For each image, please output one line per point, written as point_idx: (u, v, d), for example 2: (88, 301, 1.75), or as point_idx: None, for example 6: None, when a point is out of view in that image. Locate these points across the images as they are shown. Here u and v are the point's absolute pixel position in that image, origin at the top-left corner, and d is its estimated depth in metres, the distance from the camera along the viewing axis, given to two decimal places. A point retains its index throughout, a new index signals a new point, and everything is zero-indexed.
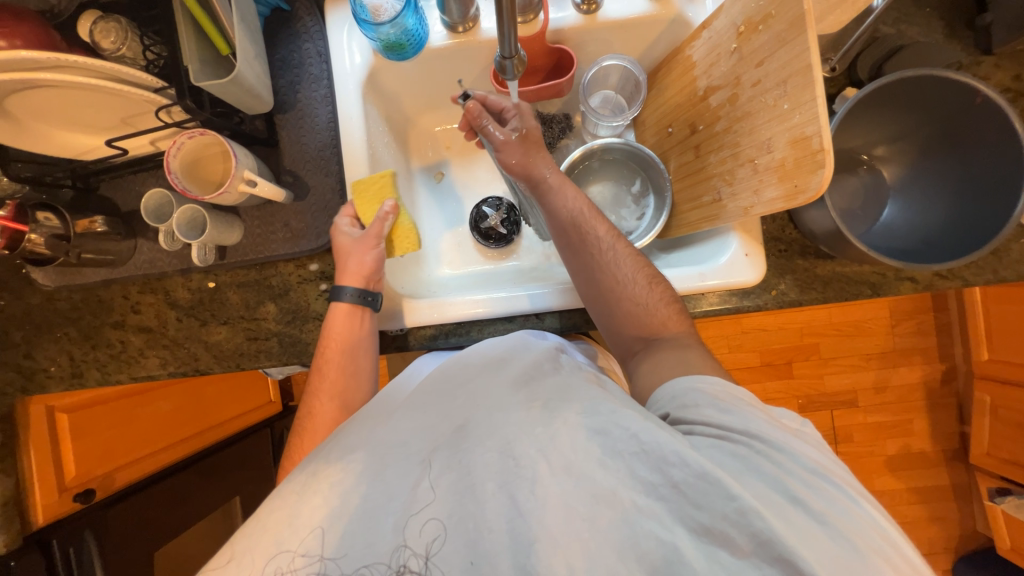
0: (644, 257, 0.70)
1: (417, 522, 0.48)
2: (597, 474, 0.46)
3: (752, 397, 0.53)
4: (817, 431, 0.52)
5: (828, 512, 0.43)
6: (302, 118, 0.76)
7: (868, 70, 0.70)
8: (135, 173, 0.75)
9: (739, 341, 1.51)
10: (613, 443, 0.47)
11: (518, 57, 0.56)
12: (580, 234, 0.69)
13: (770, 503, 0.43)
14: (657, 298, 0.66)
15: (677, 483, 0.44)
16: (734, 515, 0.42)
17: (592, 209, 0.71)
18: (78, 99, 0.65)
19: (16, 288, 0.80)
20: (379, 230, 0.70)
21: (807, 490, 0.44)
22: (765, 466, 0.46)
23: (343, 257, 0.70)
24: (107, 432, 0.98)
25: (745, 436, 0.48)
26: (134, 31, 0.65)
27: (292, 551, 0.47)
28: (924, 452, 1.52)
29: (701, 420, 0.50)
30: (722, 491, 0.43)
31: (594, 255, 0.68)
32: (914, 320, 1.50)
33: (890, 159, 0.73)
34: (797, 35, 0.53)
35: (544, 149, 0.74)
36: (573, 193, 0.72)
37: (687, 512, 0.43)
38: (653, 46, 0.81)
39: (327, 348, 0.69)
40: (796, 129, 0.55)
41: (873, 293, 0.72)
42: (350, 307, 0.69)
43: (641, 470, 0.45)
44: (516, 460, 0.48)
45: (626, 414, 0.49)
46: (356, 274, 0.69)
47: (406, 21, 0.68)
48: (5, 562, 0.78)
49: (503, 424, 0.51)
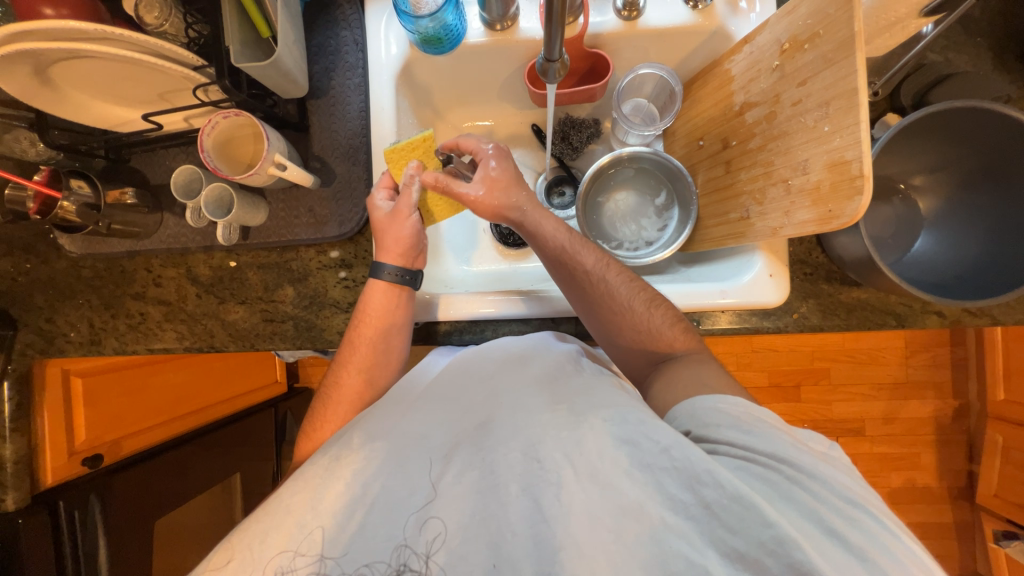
0: (641, 279, 0.69)
1: (429, 517, 0.49)
2: (624, 485, 0.46)
3: (776, 419, 0.52)
4: (844, 455, 0.51)
5: (862, 544, 0.43)
6: (334, 105, 0.76)
7: (911, 97, 0.69)
8: (167, 149, 0.76)
9: (749, 359, 1.50)
10: (642, 454, 0.47)
11: (562, 61, 0.56)
12: (568, 269, 0.68)
13: (807, 534, 0.43)
14: (661, 320, 0.65)
15: (710, 504, 0.44)
16: (771, 543, 0.42)
17: (577, 239, 0.70)
18: (118, 73, 0.66)
19: (43, 252, 0.82)
20: (410, 201, 0.68)
21: (843, 522, 0.44)
22: (797, 493, 0.45)
23: (380, 233, 0.69)
24: (118, 400, 0.99)
25: (773, 459, 0.47)
26: (177, 8, 0.65)
27: (293, 551, 0.47)
28: (929, 487, 1.49)
29: (725, 441, 0.50)
30: (758, 517, 0.43)
31: (586, 288, 0.67)
32: (930, 353, 1.47)
33: (927, 190, 0.71)
34: (844, 56, 0.52)
35: (517, 181, 0.72)
36: (554, 226, 0.71)
37: (718, 534, 0.43)
38: (691, 57, 0.80)
39: (363, 323, 0.68)
40: (835, 152, 0.55)
41: (898, 324, 0.71)
42: (390, 285, 0.69)
43: (671, 486, 0.46)
44: (540, 463, 0.49)
45: (655, 425, 0.48)
46: (393, 251, 0.69)
47: (446, 16, 0.68)
48: (13, 520, 0.80)
49: (528, 424, 0.52)
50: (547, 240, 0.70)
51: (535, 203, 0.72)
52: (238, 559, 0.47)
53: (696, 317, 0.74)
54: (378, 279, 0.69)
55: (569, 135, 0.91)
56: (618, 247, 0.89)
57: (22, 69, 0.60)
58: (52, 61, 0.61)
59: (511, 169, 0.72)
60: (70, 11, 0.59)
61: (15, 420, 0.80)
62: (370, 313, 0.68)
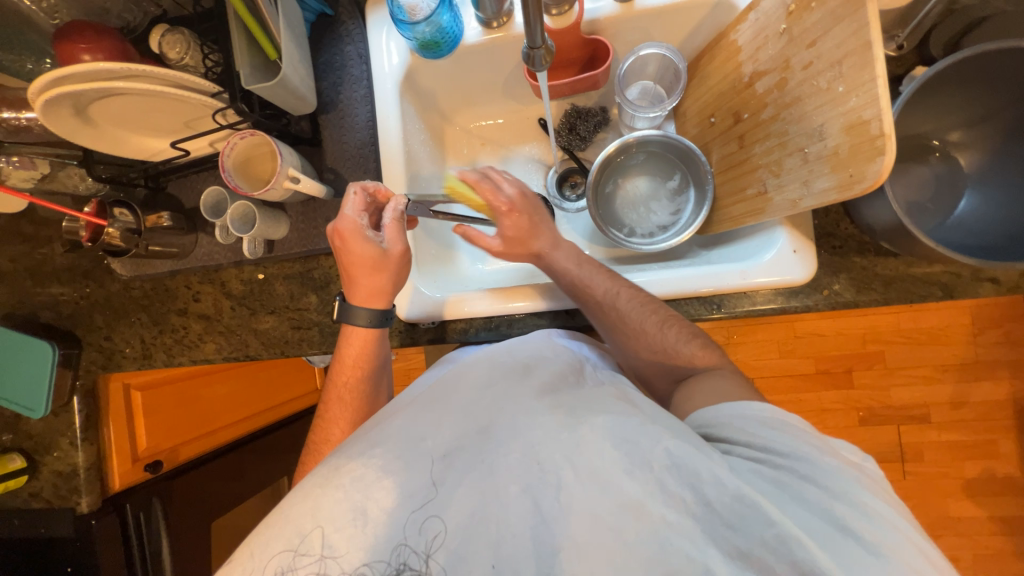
0: (653, 299, 0.68)
1: (428, 517, 0.49)
2: (625, 484, 0.45)
3: (805, 425, 0.52)
4: (877, 468, 0.50)
5: (882, 541, 0.41)
6: (343, 118, 0.79)
7: (942, 46, 0.63)
8: (197, 173, 0.82)
9: (791, 346, 1.41)
10: (641, 453, 0.46)
11: (547, 47, 0.55)
12: (584, 299, 0.69)
13: (813, 530, 0.42)
14: (675, 337, 0.65)
15: (711, 502, 0.44)
16: (773, 541, 0.41)
17: (592, 267, 0.71)
18: (147, 108, 0.72)
19: (99, 276, 0.90)
20: (405, 248, 0.69)
21: (861, 520, 0.43)
22: (809, 492, 0.44)
23: (357, 273, 0.68)
24: (173, 409, 1.08)
25: (787, 459, 0.47)
26: (195, 42, 0.70)
27: (293, 551, 0.48)
28: (1011, 477, 1.35)
29: (743, 442, 0.50)
30: (761, 516, 0.43)
31: (602, 316, 0.67)
32: (1002, 329, 1.33)
33: (967, 145, 0.65)
34: (853, 10, 0.49)
35: (544, 216, 0.75)
36: (565, 259, 0.72)
37: (721, 533, 0.43)
38: (695, 33, 0.77)
39: (344, 365, 0.71)
40: (852, 113, 0.51)
41: (946, 295, 0.65)
42: (368, 331, 0.71)
43: (670, 484, 0.45)
44: (540, 465, 0.48)
45: (653, 427, 0.48)
46: (370, 291, 0.69)
47: (441, 18, 0.69)
48: (87, 521, 0.89)
49: (527, 428, 0.51)
50: (561, 276, 0.71)
51: (552, 237, 0.73)
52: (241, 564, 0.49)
53: (719, 300, 0.71)
54: (354, 324, 0.71)
55: (576, 125, 0.90)
56: (631, 234, 0.87)
57: (66, 110, 0.66)
58: (90, 101, 0.67)
59: (530, 201, 0.74)
60: (104, 55, 0.65)
61: (85, 431, 0.89)
62: (349, 359, 0.71)
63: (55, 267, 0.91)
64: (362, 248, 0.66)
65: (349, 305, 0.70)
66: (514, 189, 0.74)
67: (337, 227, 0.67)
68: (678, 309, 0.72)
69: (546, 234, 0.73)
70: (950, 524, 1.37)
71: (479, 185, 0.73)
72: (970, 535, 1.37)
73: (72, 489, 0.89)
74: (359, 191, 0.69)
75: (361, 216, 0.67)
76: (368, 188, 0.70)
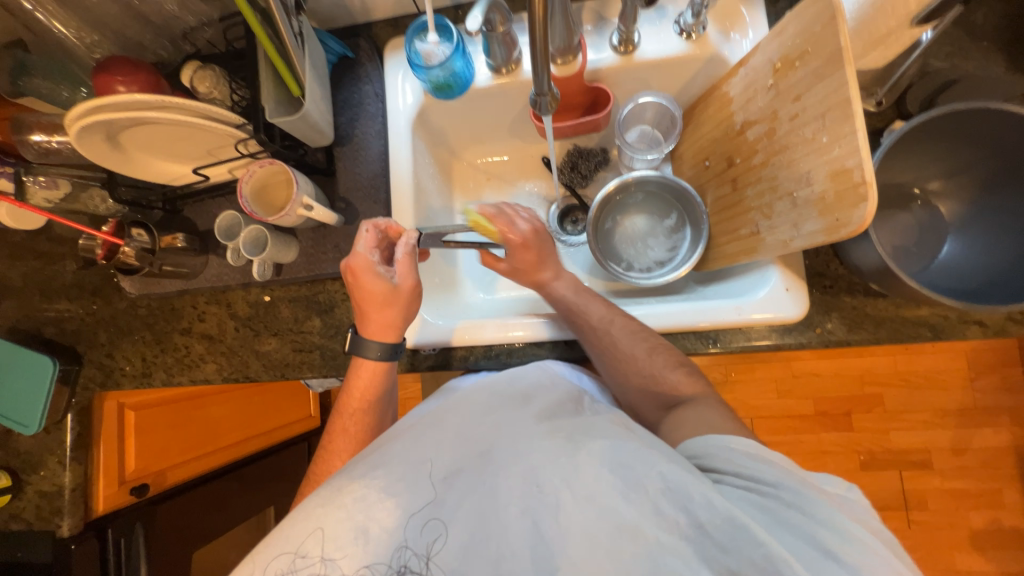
0: (645, 327, 0.71)
1: (429, 520, 0.50)
2: (621, 508, 0.45)
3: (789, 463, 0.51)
4: (864, 499, 0.49)
5: (864, 566, 0.41)
6: (357, 151, 0.84)
7: (919, 103, 0.68)
8: (214, 198, 0.85)
9: (790, 386, 1.41)
10: (636, 477, 0.47)
11: (552, 93, 0.60)
12: (577, 324, 0.72)
13: (800, 555, 0.42)
14: (662, 363, 0.66)
15: (703, 524, 0.44)
16: (764, 563, 0.41)
17: (589, 294, 0.75)
18: (173, 136, 0.76)
19: (107, 294, 0.92)
20: (415, 284, 0.71)
21: (845, 545, 0.43)
22: (793, 518, 0.45)
23: (367, 307, 0.70)
24: (164, 430, 1.06)
25: (774, 488, 0.47)
26: (224, 78, 0.75)
27: (293, 553, 0.49)
28: (1018, 528, 1.31)
29: (731, 471, 0.50)
30: (751, 538, 0.43)
31: (595, 342, 0.70)
32: (998, 374, 1.34)
33: (947, 194, 0.69)
34: (834, 70, 0.53)
35: (552, 248, 0.78)
36: (563, 285, 0.76)
37: (711, 553, 0.43)
38: (690, 84, 0.83)
39: (351, 396, 0.72)
40: (836, 162, 0.55)
41: (935, 336, 0.67)
42: (378, 364, 0.72)
43: (666, 507, 0.45)
44: (539, 488, 0.48)
45: (647, 452, 0.48)
46: (380, 325, 0.71)
47: (454, 64, 0.75)
48: (67, 545, 0.86)
49: (526, 451, 0.51)
50: (559, 302, 0.75)
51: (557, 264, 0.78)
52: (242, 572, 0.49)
53: (715, 335, 0.72)
54: (365, 357, 0.72)
55: (578, 165, 0.95)
56: (629, 269, 0.89)
57: (97, 136, 0.70)
58: (121, 128, 0.71)
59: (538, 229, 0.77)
60: (138, 86, 0.70)
61: (73, 452, 0.87)
62: (358, 391, 0.72)
63: (65, 284, 0.93)
64: (373, 283, 0.68)
65: (359, 339, 0.72)
66: (528, 226, 0.77)
67: (350, 263, 0.69)
68: (675, 343, 0.73)
69: (552, 265, 0.77)
70: None
71: (495, 219, 0.76)
72: None
73: (54, 511, 0.86)
74: (371, 228, 0.71)
75: (372, 253, 0.70)
76: (380, 225, 0.73)
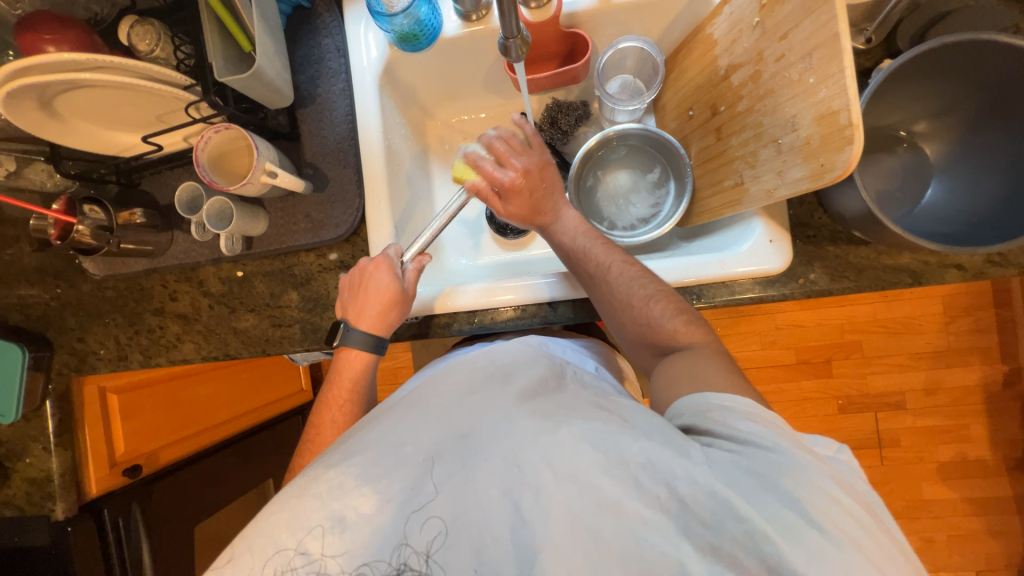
0: (648, 271, 0.69)
1: (428, 517, 0.49)
2: (603, 486, 0.46)
3: (785, 420, 0.52)
4: (851, 458, 0.52)
5: (842, 532, 0.43)
6: (321, 111, 0.78)
7: (908, 39, 0.65)
8: (172, 169, 0.80)
9: (773, 337, 1.44)
10: (617, 454, 0.47)
11: (522, 37, 0.55)
12: (582, 269, 0.71)
13: (781, 524, 0.43)
14: (660, 312, 0.66)
15: (685, 500, 0.45)
16: (744, 537, 0.43)
17: (597, 237, 0.74)
18: (117, 101, 0.70)
19: (70, 277, 0.87)
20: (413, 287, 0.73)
21: (826, 511, 0.44)
22: (782, 483, 0.45)
23: (366, 301, 0.71)
24: (151, 413, 1.05)
25: (766, 453, 0.48)
26: (166, 34, 0.69)
27: (291, 552, 0.49)
28: (982, 459, 1.40)
29: (722, 438, 0.50)
30: (732, 512, 0.44)
31: (597, 286, 0.69)
32: (972, 317, 1.38)
33: (932, 136, 0.67)
34: (822, 3, 0.50)
35: (560, 181, 0.77)
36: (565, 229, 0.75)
37: (691, 527, 0.44)
38: (674, 26, 0.78)
39: (337, 386, 0.74)
40: (822, 104, 0.52)
41: (915, 282, 0.67)
42: (367, 355, 0.74)
43: (647, 482, 0.46)
44: (521, 467, 0.48)
45: (628, 429, 0.49)
46: (371, 322, 0.72)
47: (418, 10, 0.69)
48: (63, 528, 0.86)
49: (509, 433, 0.51)
50: (558, 245, 0.75)
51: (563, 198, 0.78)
52: (234, 561, 0.50)
53: (698, 290, 0.72)
54: (353, 346, 0.73)
55: (557, 119, 0.90)
56: (612, 228, 0.87)
57: (30, 104, 0.64)
58: (56, 94, 0.65)
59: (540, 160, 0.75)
60: (70, 46, 0.64)
61: (59, 437, 0.87)
62: (346, 378, 0.74)
63: (23, 268, 0.88)
64: (382, 281, 0.71)
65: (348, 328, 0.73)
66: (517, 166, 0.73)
67: (373, 259, 0.72)
68: None
69: (553, 207, 0.76)
70: (926, 507, 1.42)
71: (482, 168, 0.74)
72: (945, 517, 1.41)
73: (45, 496, 0.86)
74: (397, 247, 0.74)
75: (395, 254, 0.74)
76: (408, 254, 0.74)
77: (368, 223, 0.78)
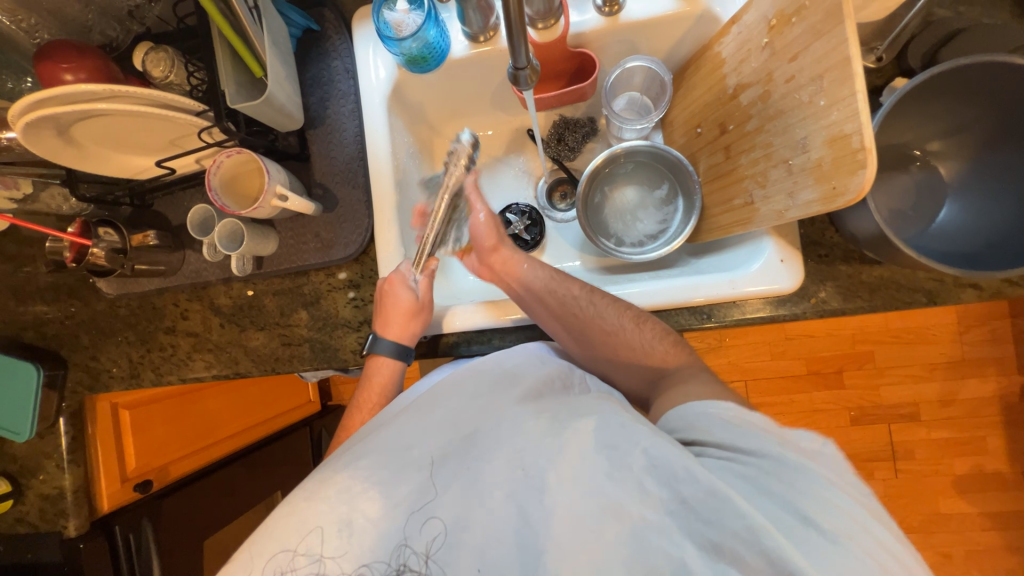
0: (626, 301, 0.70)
1: (429, 519, 0.49)
2: (606, 485, 0.46)
3: (768, 422, 0.52)
4: (839, 450, 0.49)
5: (839, 529, 0.41)
6: (331, 133, 0.79)
7: (920, 58, 0.65)
8: (185, 190, 0.81)
9: (783, 348, 1.43)
10: (620, 456, 0.47)
11: (531, 66, 0.55)
12: (555, 301, 0.70)
13: (779, 523, 0.42)
14: (651, 335, 0.66)
15: (687, 499, 0.44)
16: (745, 533, 0.41)
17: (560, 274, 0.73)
18: (131, 127, 0.71)
19: (84, 295, 0.88)
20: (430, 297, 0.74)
21: (821, 510, 0.42)
22: (775, 486, 0.45)
23: (392, 312, 0.71)
24: (160, 428, 1.07)
25: (755, 457, 0.47)
26: (180, 59, 0.70)
27: (293, 551, 0.48)
28: (1000, 473, 1.37)
29: (713, 443, 0.50)
30: (732, 508, 0.42)
31: (577, 315, 0.68)
32: (987, 327, 1.36)
33: (947, 155, 0.66)
34: (833, 26, 0.50)
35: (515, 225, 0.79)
36: (532, 270, 0.73)
37: (695, 527, 0.43)
38: (681, 44, 0.78)
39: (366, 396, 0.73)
40: (834, 127, 0.52)
41: (930, 302, 0.66)
42: (393, 363, 0.74)
43: (649, 483, 0.46)
44: (524, 470, 0.49)
45: (634, 428, 0.49)
46: (400, 331, 0.72)
47: (427, 33, 0.70)
48: (76, 545, 0.87)
49: (513, 435, 0.52)
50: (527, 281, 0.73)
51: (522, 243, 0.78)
52: (237, 560, 0.50)
53: (708, 310, 0.71)
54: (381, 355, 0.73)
55: (564, 136, 0.91)
56: (620, 244, 0.87)
57: (47, 132, 0.66)
58: (71, 122, 0.66)
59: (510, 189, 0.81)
60: (86, 74, 0.65)
61: (71, 453, 0.88)
62: (376, 388, 0.73)
63: (38, 286, 0.89)
64: (403, 294, 0.72)
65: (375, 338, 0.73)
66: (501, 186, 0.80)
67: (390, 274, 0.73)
68: (669, 320, 0.72)
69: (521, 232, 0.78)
70: (943, 522, 1.38)
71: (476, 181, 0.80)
72: (963, 532, 1.38)
73: (58, 512, 0.87)
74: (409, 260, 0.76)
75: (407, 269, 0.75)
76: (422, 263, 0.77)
77: (376, 244, 0.78)
